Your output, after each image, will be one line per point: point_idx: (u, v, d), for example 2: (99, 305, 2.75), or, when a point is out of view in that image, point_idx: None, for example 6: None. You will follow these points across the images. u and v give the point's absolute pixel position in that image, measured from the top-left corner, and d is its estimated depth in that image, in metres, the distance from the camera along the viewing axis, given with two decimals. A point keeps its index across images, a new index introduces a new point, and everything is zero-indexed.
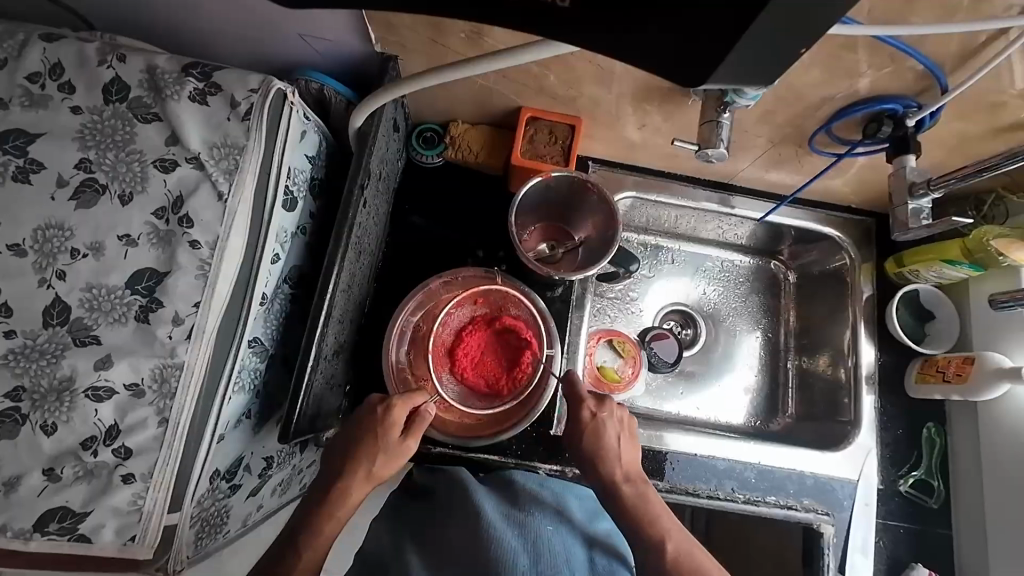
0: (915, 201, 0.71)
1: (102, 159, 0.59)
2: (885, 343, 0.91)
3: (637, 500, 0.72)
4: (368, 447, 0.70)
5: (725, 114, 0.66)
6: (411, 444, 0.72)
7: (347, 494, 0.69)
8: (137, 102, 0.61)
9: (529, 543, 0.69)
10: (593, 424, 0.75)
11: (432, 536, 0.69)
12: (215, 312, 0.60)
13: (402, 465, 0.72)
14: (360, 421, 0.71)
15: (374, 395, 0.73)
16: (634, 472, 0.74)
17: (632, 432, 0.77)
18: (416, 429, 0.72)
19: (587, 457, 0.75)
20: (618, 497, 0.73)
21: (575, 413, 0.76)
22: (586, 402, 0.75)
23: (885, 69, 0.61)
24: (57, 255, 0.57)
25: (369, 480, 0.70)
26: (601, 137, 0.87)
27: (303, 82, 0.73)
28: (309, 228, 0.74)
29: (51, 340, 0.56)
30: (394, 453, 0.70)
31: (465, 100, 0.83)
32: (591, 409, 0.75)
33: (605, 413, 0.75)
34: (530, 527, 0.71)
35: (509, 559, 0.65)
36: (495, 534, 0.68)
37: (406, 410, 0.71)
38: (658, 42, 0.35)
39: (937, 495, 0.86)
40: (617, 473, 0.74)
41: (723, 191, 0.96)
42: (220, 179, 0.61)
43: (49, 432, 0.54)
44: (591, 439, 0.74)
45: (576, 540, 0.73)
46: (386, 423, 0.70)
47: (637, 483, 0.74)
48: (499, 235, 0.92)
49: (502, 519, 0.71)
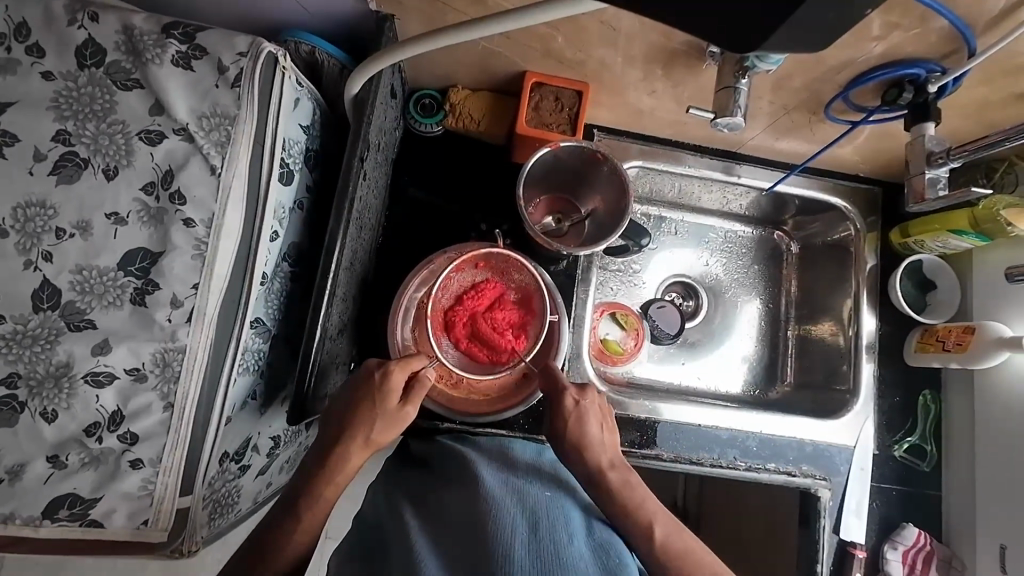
0: (932, 170, 0.70)
1: (82, 131, 0.55)
2: (887, 313, 0.92)
3: (623, 486, 0.69)
4: (364, 414, 0.65)
5: (742, 80, 0.64)
6: (410, 412, 0.67)
7: (343, 461, 0.65)
8: (115, 67, 0.56)
9: (529, 508, 0.64)
10: (576, 412, 0.73)
11: (433, 503, 0.65)
12: (216, 293, 0.57)
13: (399, 433, 0.67)
14: (358, 385, 0.66)
15: (370, 360, 0.68)
16: (616, 456, 0.73)
17: (609, 419, 0.76)
18: (415, 395, 0.67)
19: (569, 447, 0.72)
20: (600, 480, 0.70)
21: (558, 404, 0.73)
22: (568, 390, 0.74)
23: (911, 30, 0.58)
24: (41, 235, 0.53)
25: (367, 449, 0.66)
26: (608, 103, 0.84)
27: (292, 44, 0.67)
28: (306, 203, 0.70)
29: (43, 325, 0.53)
30: (391, 420, 0.66)
31: (466, 64, 0.78)
32: (573, 397, 0.73)
33: (588, 401, 0.74)
34: (528, 496, 0.67)
35: (507, 528, 0.60)
36: (495, 500, 0.64)
37: (405, 374, 0.67)
38: (698, 15, 0.34)
39: (930, 458, 0.89)
40: (602, 459, 0.71)
41: (728, 159, 0.94)
42: (212, 151, 0.57)
43: (49, 419, 0.53)
44: (575, 430, 0.72)
45: (573, 508, 0.68)
46: (384, 388, 0.65)
47: (620, 467, 0.72)
48: (501, 208, 0.89)
49: (500, 484, 0.67)
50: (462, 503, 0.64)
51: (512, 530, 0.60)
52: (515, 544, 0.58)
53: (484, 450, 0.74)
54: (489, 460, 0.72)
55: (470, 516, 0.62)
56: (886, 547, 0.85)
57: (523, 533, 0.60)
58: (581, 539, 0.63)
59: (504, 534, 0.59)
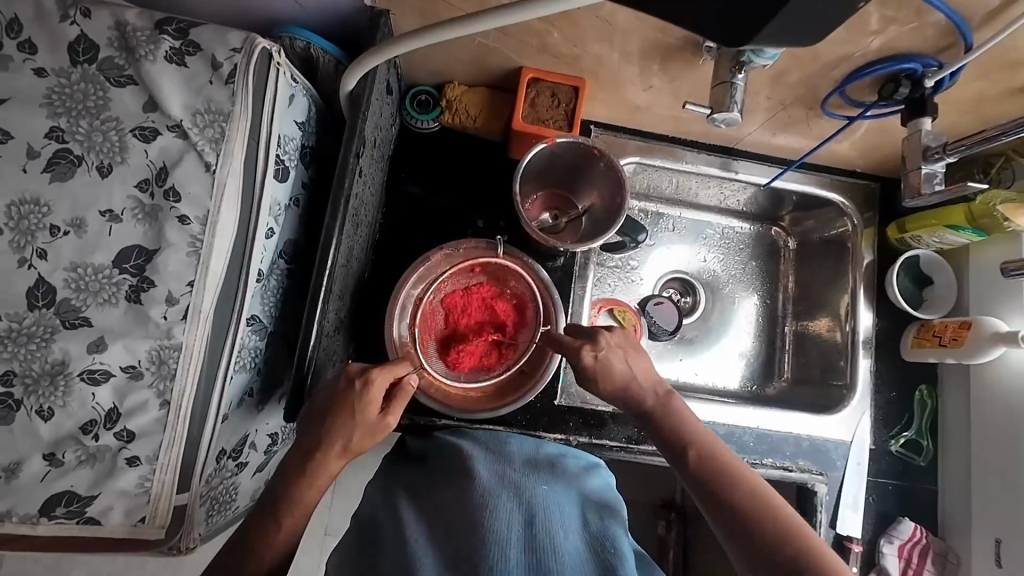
0: (928, 166, 0.70)
1: (75, 127, 0.55)
2: (884, 308, 0.92)
3: (666, 413, 0.65)
4: (341, 424, 0.61)
5: (738, 75, 0.63)
6: (392, 421, 0.64)
7: (321, 471, 0.61)
8: (108, 63, 0.56)
9: (525, 500, 0.64)
10: (599, 363, 0.65)
11: (430, 496, 0.65)
12: (212, 290, 0.57)
13: (377, 442, 0.64)
14: (336, 391, 0.62)
15: (352, 364, 0.64)
16: (655, 381, 0.67)
17: (638, 348, 0.68)
18: (396, 404, 0.64)
19: (606, 393, 0.67)
20: (642, 410, 0.66)
21: (575, 361, 0.66)
22: (580, 347, 0.65)
23: (908, 24, 0.58)
24: (35, 233, 0.53)
25: (345, 457, 0.62)
26: (605, 99, 0.84)
27: (287, 40, 0.67)
28: (302, 199, 0.70)
29: (38, 323, 0.53)
30: (372, 430, 0.62)
31: (461, 58, 0.78)
32: (590, 352, 0.65)
33: (607, 349, 0.65)
34: (524, 488, 0.66)
35: (501, 524, 0.59)
36: (492, 493, 0.63)
37: (389, 379, 0.63)
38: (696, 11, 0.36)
39: (926, 453, 0.89)
40: (641, 393, 0.66)
41: (725, 156, 0.94)
42: (206, 148, 0.57)
43: (46, 416, 0.53)
44: (601, 378, 0.66)
45: (571, 500, 0.67)
46: (364, 397, 0.62)
47: (659, 387, 0.67)
48: (499, 204, 0.89)
49: (497, 478, 0.67)
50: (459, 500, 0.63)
51: (507, 527, 0.59)
52: (510, 541, 0.58)
53: (481, 444, 0.74)
54: (485, 452, 0.72)
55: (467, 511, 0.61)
56: (883, 541, 0.85)
57: (518, 530, 0.59)
58: (578, 533, 0.62)
59: (497, 531, 0.58)
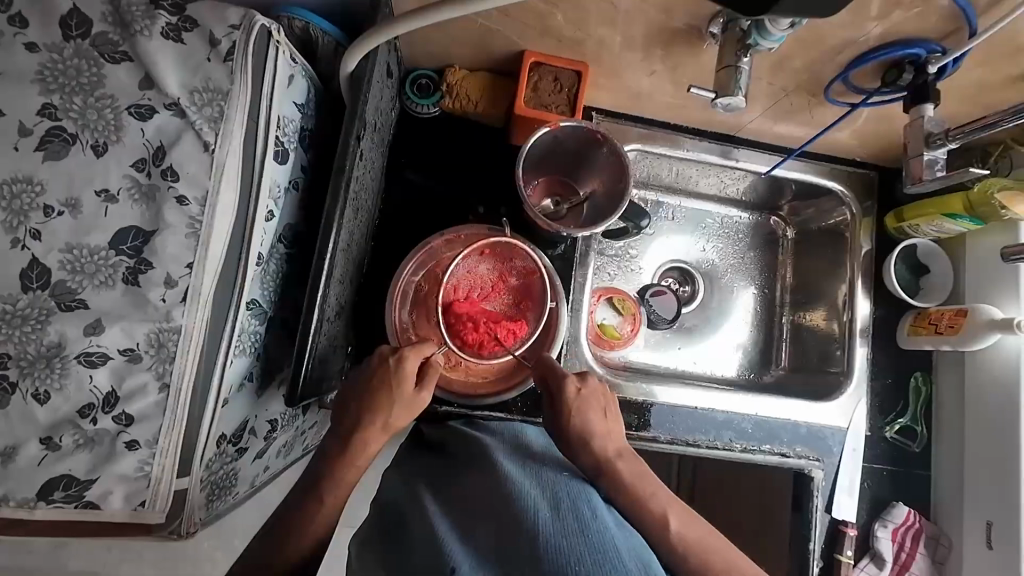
0: (931, 152, 0.70)
1: (68, 104, 0.53)
2: (880, 298, 0.93)
3: (634, 475, 0.67)
4: (377, 405, 0.61)
5: (745, 59, 0.63)
6: (426, 396, 0.64)
7: (341, 461, 0.60)
8: (102, 39, 0.55)
9: (550, 489, 0.61)
10: (578, 401, 0.71)
11: (450, 487, 0.64)
12: (211, 273, 0.56)
13: (415, 419, 0.64)
14: (369, 373, 0.62)
15: (383, 347, 0.65)
16: (619, 445, 0.71)
17: (612, 407, 0.74)
18: (429, 381, 0.64)
19: (576, 438, 0.69)
20: (609, 471, 0.67)
21: (560, 390, 0.71)
22: (571, 377, 0.72)
23: (913, 10, 0.58)
24: (29, 213, 0.52)
25: (387, 432, 0.62)
26: (607, 85, 0.83)
27: (286, 20, 0.66)
28: (301, 183, 0.69)
29: (32, 305, 0.52)
30: (408, 406, 0.62)
31: (462, 41, 0.77)
32: (575, 385, 0.72)
33: (589, 389, 0.73)
34: (547, 478, 0.64)
35: (531, 507, 0.57)
36: (518, 482, 0.61)
37: (419, 359, 0.64)
38: None
39: (920, 439, 0.90)
40: (609, 448, 0.69)
41: (725, 143, 0.93)
42: (205, 127, 0.56)
43: (42, 400, 0.52)
44: (579, 419, 0.70)
45: (595, 490, 0.65)
46: (399, 374, 0.62)
47: (624, 453, 0.70)
48: (499, 191, 0.89)
49: (521, 468, 0.65)
50: (484, 488, 0.61)
51: (536, 509, 0.57)
52: (539, 519, 0.55)
53: (497, 437, 0.73)
54: (504, 445, 0.70)
55: (496, 496, 0.59)
56: (877, 525, 0.86)
57: (547, 512, 0.57)
58: (609, 520, 0.59)
59: (527, 511, 0.56)
